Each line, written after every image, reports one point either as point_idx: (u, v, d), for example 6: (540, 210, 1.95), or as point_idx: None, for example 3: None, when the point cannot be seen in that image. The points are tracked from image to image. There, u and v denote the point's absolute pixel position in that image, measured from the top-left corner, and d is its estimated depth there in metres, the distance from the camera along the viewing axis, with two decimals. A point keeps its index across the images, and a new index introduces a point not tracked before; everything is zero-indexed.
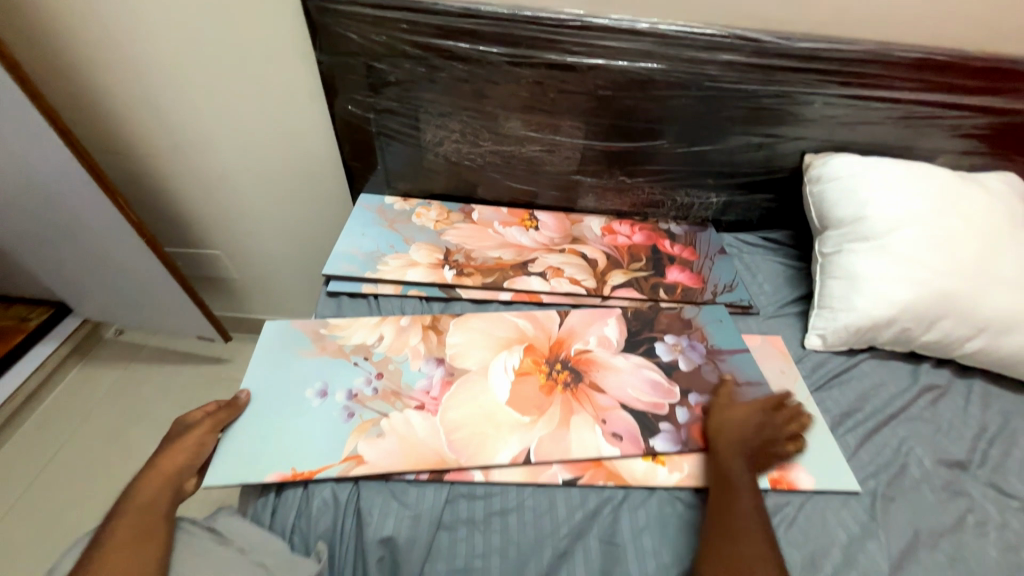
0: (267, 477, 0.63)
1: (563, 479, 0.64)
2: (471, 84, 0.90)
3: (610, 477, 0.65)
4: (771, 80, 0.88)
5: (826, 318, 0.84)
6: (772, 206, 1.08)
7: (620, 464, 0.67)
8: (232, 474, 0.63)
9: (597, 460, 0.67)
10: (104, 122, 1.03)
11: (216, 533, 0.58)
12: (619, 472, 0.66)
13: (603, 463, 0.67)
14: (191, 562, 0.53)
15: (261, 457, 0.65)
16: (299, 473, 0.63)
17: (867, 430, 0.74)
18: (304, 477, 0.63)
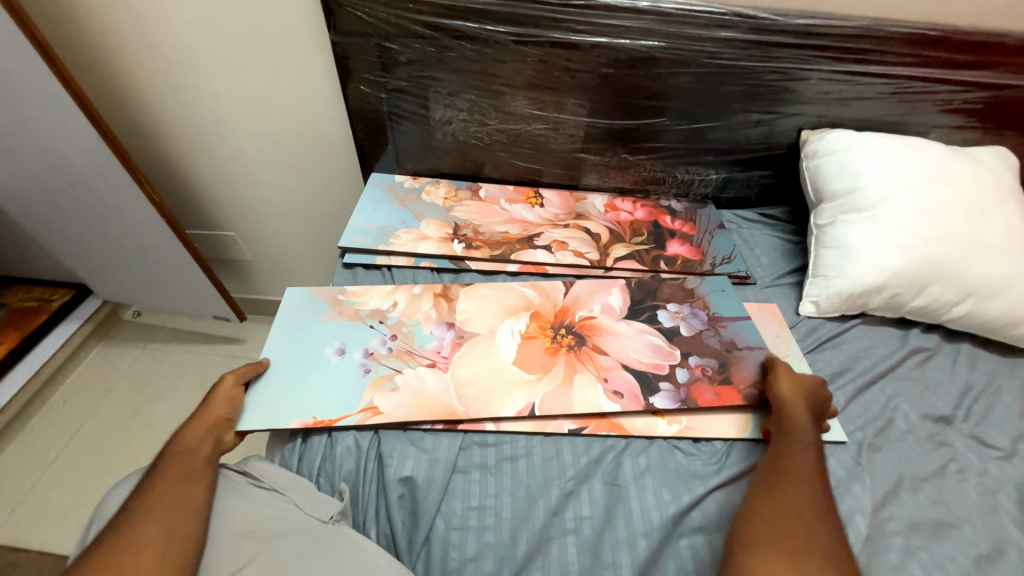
0: (288, 424, 0.68)
1: (569, 430, 0.69)
2: (479, 63, 0.94)
3: (612, 429, 0.70)
4: (768, 57, 0.91)
5: (820, 286, 0.88)
6: (770, 183, 1.11)
7: (622, 418, 0.71)
8: (256, 421, 0.68)
9: (600, 414, 0.71)
10: (126, 104, 1.07)
11: (247, 475, 0.62)
12: (622, 424, 0.70)
13: (606, 416, 0.71)
14: (228, 498, 0.58)
15: (282, 406, 0.70)
16: (318, 420, 0.68)
17: (857, 387, 0.78)
18: (324, 425, 0.67)
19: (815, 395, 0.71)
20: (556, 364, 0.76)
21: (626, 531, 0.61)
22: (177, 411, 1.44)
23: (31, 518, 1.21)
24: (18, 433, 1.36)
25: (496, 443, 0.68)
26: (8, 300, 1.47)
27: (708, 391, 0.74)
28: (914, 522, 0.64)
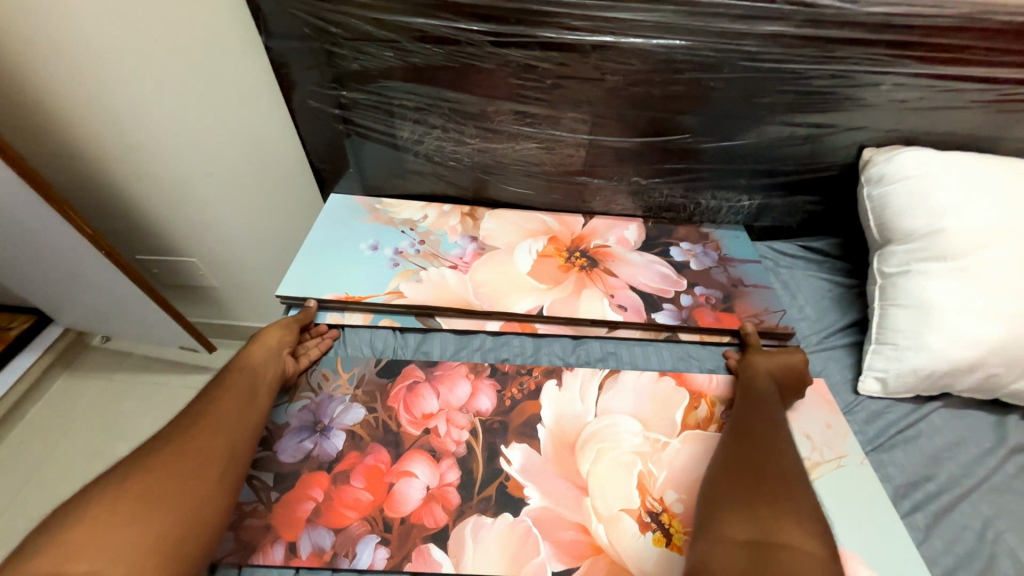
0: (323, 295, 0.75)
1: (552, 572, 0.53)
2: (451, 71, 0.75)
3: (611, 570, 0.53)
4: (826, 57, 0.70)
5: (887, 357, 0.68)
6: (818, 209, 0.90)
7: (625, 551, 0.54)
8: (296, 288, 0.76)
9: (596, 546, 0.54)
10: (42, 124, 0.90)
11: None
12: (624, 561, 0.54)
13: (603, 549, 0.54)
14: None
15: (320, 283, 0.77)
16: (350, 296, 0.75)
17: (940, 506, 0.59)
18: (354, 300, 0.75)
19: (785, 369, 0.67)
20: (568, 278, 0.80)
21: None
22: None
23: None
24: None
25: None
26: None
27: (709, 315, 0.76)
28: None
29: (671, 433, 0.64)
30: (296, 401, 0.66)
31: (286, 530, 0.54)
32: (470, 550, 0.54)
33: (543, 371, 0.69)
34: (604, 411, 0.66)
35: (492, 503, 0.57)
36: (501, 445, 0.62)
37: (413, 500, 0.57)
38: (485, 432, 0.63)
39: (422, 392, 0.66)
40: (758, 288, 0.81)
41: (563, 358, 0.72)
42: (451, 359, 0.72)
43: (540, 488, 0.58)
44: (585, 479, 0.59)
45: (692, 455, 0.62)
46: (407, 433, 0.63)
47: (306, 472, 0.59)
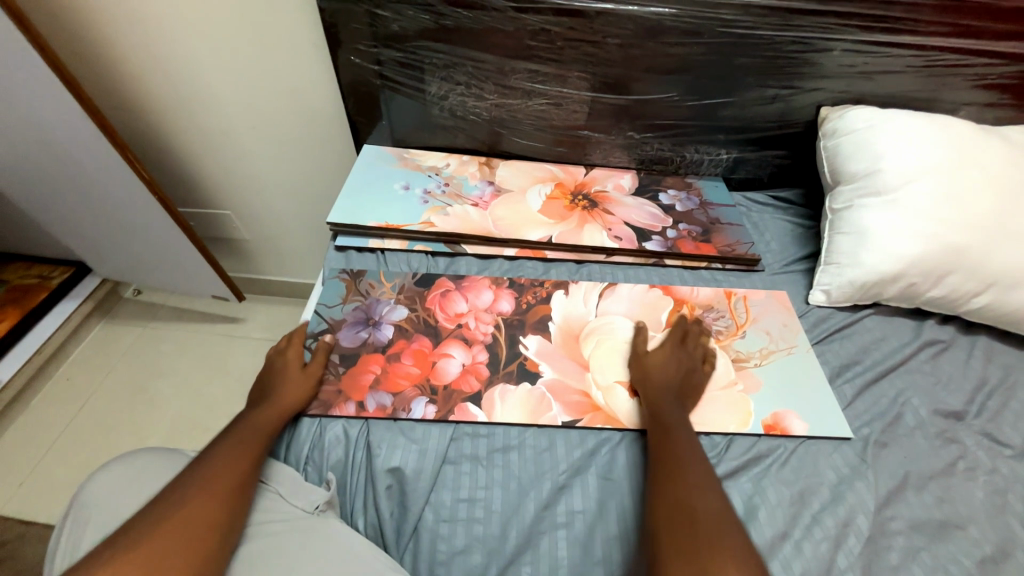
0: (367, 223, 0.89)
1: (563, 422, 0.68)
2: (476, 32, 0.88)
3: (607, 421, 0.69)
4: (788, 25, 0.84)
5: (832, 274, 0.84)
6: (785, 163, 1.05)
7: (618, 410, 0.70)
8: (344, 217, 0.89)
9: (596, 405, 0.70)
10: (112, 76, 1.03)
11: None
12: (617, 416, 0.69)
13: (601, 408, 0.70)
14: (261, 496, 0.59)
15: (363, 214, 0.90)
16: (390, 224, 0.89)
17: (864, 380, 0.75)
18: (393, 228, 0.88)
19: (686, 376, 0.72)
20: (572, 215, 0.94)
21: (618, 527, 0.60)
22: (179, 391, 1.43)
23: (39, 492, 1.23)
24: (22, 410, 1.36)
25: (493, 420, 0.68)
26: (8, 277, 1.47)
27: (690, 245, 0.91)
28: (917, 521, 0.62)
29: (657, 329, 0.79)
30: (350, 304, 0.80)
31: (353, 393, 0.69)
32: (499, 406, 0.69)
33: (553, 285, 0.84)
34: (603, 313, 0.81)
35: (514, 375, 0.72)
36: (521, 335, 0.77)
37: (452, 372, 0.71)
38: (506, 327, 0.78)
39: (454, 297, 0.81)
40: (732, 226, 0.96)
41: (570, 274, 0.87)
42: (476, 275, 0.86)
43: (552, 365, 0.74)
44: (587, 360, 0.74)
45: None
46: (444, 326, 0.77)
47: (365, 352, 0.74)
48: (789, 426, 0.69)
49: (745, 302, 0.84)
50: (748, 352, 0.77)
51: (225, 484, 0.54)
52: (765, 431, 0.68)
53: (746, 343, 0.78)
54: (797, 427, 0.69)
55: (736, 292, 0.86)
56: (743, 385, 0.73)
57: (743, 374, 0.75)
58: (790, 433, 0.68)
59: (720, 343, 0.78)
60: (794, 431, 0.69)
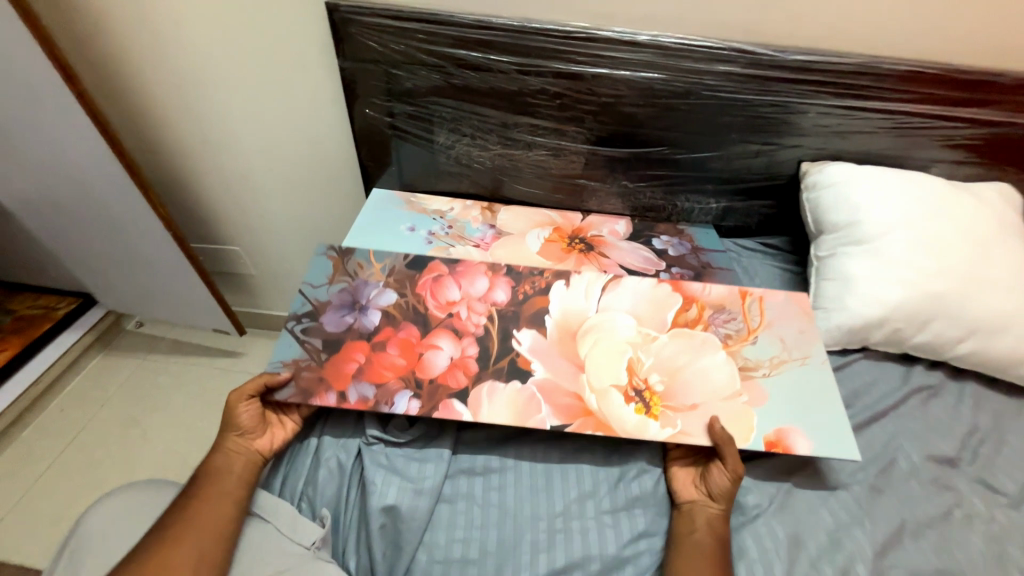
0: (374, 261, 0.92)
1: (552, 425, 0.69)
2: (481, 90, 0.96)
3: (599, 426, 0.69)
4: (767, 90, 0.92)
5: (820, 318, 0.87)
6: (771, 212, 1.10)
7: (611, 415, 0.70)
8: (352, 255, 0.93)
9: (588, 411, 0.70)
10: (145, 123, 1.11)
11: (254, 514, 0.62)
12: (609, 422, 0.70)
13: (593, 413, 0.70)
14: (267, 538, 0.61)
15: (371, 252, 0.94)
16: None
17: (855, 423, 0.77)
18: None
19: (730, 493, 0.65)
20: (570, 258, 0.98)
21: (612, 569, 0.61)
22: (173, 424, 1.42)
23: (18, 528, 1.19)
24: (13, 441, 1.34)
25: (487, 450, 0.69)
26: (16, 306, 1.49)
27: None
28: (917, 571, 0.62)
29: (660, 329, 0.79)
30: (336, 285, 0.83)
31: (337, 381, 0.70)
32: (487, 404, 0.70)
33: (553, 275, 0.86)
34: (606, 308, 0.81)
35: (504, 372, 0.73)
36: (514, 329, 0.78)
37: (439, 365, 0.73)
38: None
39: (446, 284, 0.84)
40: (723, 271, 1.00)
41: None
42: None
43: None
44: (584, 361, 0.75)
45: (675, 347, 0.77)
46: (434, 314, 0.79)
47: (350, 339, 0.75)
48: (792, 445, 0.69)
49: (760, 304, 0.85)
50: (757, 360, 0.78)
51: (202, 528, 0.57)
52: (764, 447, 0.68)
53: (753, 350, 0.79)
54: (800, 445, 0.69)
55: (751, 293, 0.87)
56: (745, 395, 0.73)
57: (748, 385, 0.75)
58: (792, 451, 0.68)
59: (727, 348, 0.78)
60: (797, 450, 0.68)
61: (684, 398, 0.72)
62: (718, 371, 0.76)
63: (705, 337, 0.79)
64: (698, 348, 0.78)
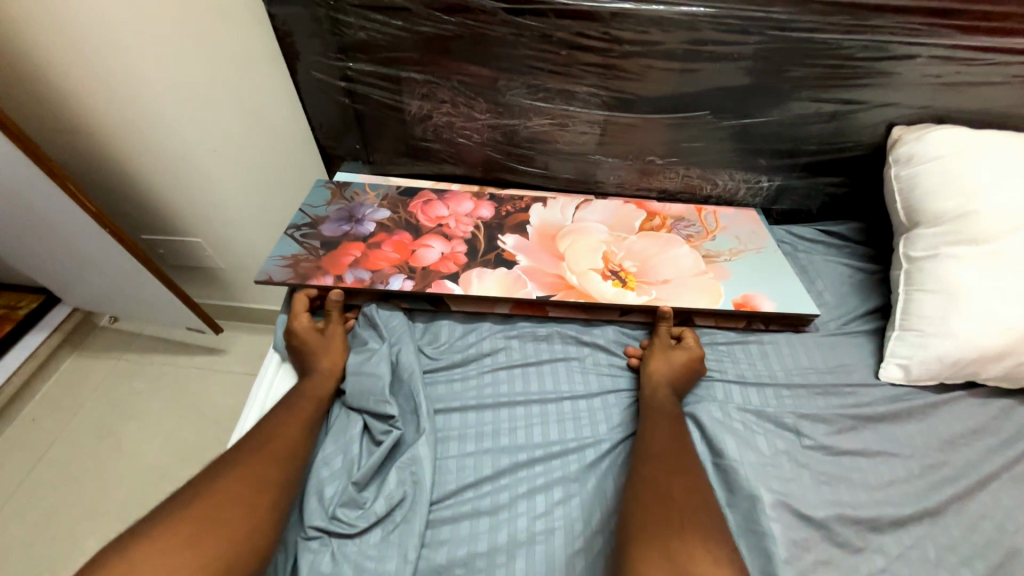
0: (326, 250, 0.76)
1: (538, 296, 0.70)
2: (461, 41, 0.72)
3: (581, 296, 0.70)
4: (859, 26, 0.66)
5: (910, 344, 0.66)
6: (839, 192, 0.87)
7: (592, 287, 0.72)
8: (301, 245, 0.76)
9: (568, 283, 0.72)
10: (41, 95, 0.86)
11: None
12: (590, 292, 0.71)
13: (574, 286, 0.72)
14: None
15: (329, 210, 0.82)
16: (358, 234, 0.78)
17: (958, 490, 0.57)
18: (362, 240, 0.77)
19: (692, 364, 0.66)
20: (575, 235, 0.80)
21: None
22: (150, 434, 1.25)
23: None
24: None
25: (466, 540, 0.54)
26: None
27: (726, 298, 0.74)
28: None
29: (630, 232, 0.81)
30: (335, 203, 0.83)
31: (333, 268, 0.73)
32: (476, 283, 0.71)
33: (541, 213, 0.83)
34: (581, 219, 0.82)
35: (491, 263, 0.75)
36: (499, 234, 0.79)
37: (431, 258, 0.74)
38: (497, 417, 0.64)
39: (436, 204, 0.84)
40: (748, 241, 0.81)
41: (577, 340, 0.71)
42: (459, 343, 0.70)
43: (554, 473, 0.59)
44: (563, 252, 0.76)
45: (646, 243, 0.79)
46: (425, 226, 0.80)
47: (346, 241, 0.77)
48: (758, 303, 0.71)
49: (714, 214, 0.85)
50: (717, 250, 0.79)
51: (211, 523, 0.47)
52: (734, 306, 0.71)
53: (716, 244, 0.80)
54: (766, 304, 0.72)
55: (705, 207, 0.87)
56: (712, 273, 0.75)
57: (712, 266, 0.77)
58: (760, 310, 0.71)
59: (690, 244, 0.80)
60: (764, 307, 0.71)
61: (656, 274, 0.75)
62: (684, 257, 0.78)
63: (671, 236, 0.81)
64: (665, 244, 0.79)
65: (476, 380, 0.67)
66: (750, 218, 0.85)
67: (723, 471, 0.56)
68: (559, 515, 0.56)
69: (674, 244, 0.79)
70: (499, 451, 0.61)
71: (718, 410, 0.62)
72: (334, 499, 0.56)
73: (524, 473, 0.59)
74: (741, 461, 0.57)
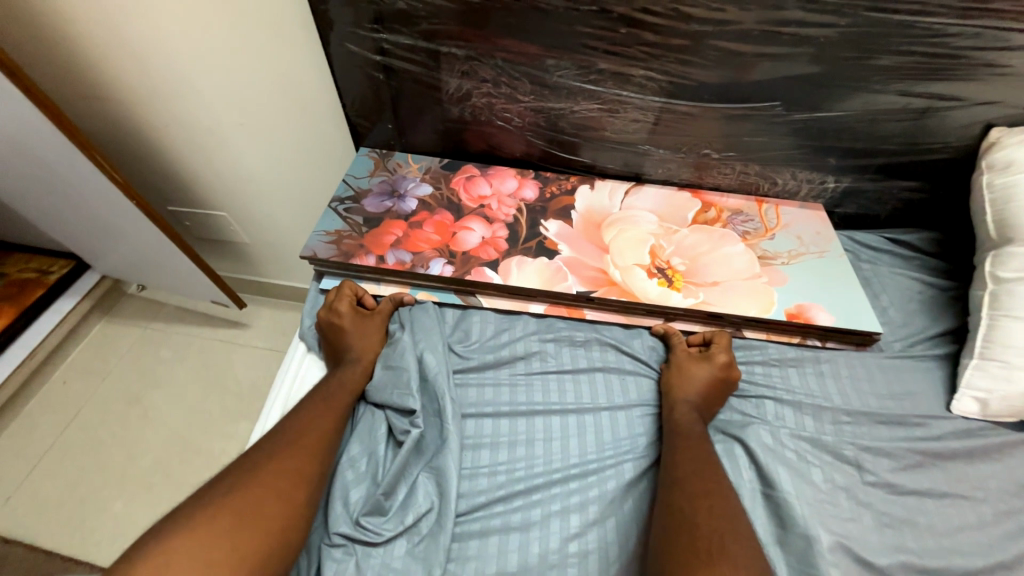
0: (366, 231, 0.73)
1: (578, 292, 0.67)
2: (508, 12, 0.65)
3: (622, 295, 0.67)
4: (973, 10, 0.57)
5: (992, 377, 0.59)
6: (915, 197, 0.78)
7: (634, 285, 0.68)
8: (338, 223, 0.74)
9: (611, 280, 0.68)
10: (65, 59, 0.82)
11: None
12: (632, 290, 0.67)
13: (617, 283, 0.68)
14: None
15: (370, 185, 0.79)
16: (399, 213, 0.75)
17: None
18: (402, 219, 0.74)
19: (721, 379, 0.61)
20: (621, 225, 0.75)
21: None
22: (176, 404, 1.26)
23: (24, 511, 1.10)
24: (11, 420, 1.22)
25: (494, 557, 0.52)
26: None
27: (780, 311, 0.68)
28: None
29: (682, 224, 0.75)
30: (376, 177, 0.80)
31: (373, 247, 0.71)
32: (516, 272, 0.69)
33: (587, 199, 0.78)
34: (628, 208, 0.77)
35: (533, 250, 0.71)
36: (542, 219, 0.75)
37: (472, 241, 0.72)
38: (530, 426, 0.60)
39: (479, 182, 0.80)
40: (811, 243, 0.75)
41: (616, 349, 0.66)
42: (491, 342, 0.66)
43: (592, 494, 0.56)
44: (608, 244, 0.72)
45: (699, 237, 0.74)
46: (466, 205, 0.77)
47: (388, 218, 0.75)
48: (814, 316, 0.66)
49: (776, 210, 0.79)
50: (776, 251, 0.73)
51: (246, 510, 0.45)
52: (787, 318, 0.65)
53: (775, 244, 0.74)
54: (822, 317, 0.66)
55: (767, 200, 0.81)
56: (767, 277, 0.70)
57: (768, 269, 0.71)
58: (814, 323, 0.65)
59: (746, 242, 0.74)
60: (820, 321, 0.66)
61: (705, 275, 0.70)
62: (739, 257, 0.72)
63: (726, 231, 0.75)
64: (718, 240, 0.74)
65: (509, 385, 0.63)
66: (815, 217, 0.79)
67: (775, 505, 0.53)
68: (593, 538, 0.53)
69: (729, 241, 0.74)
70: (531, 464, 0.58)
71: (769, 436, 0.58)
72: (359, 504, 0.54)
73: (558, 489, 0.56)
74: (796, 496, 0.53)
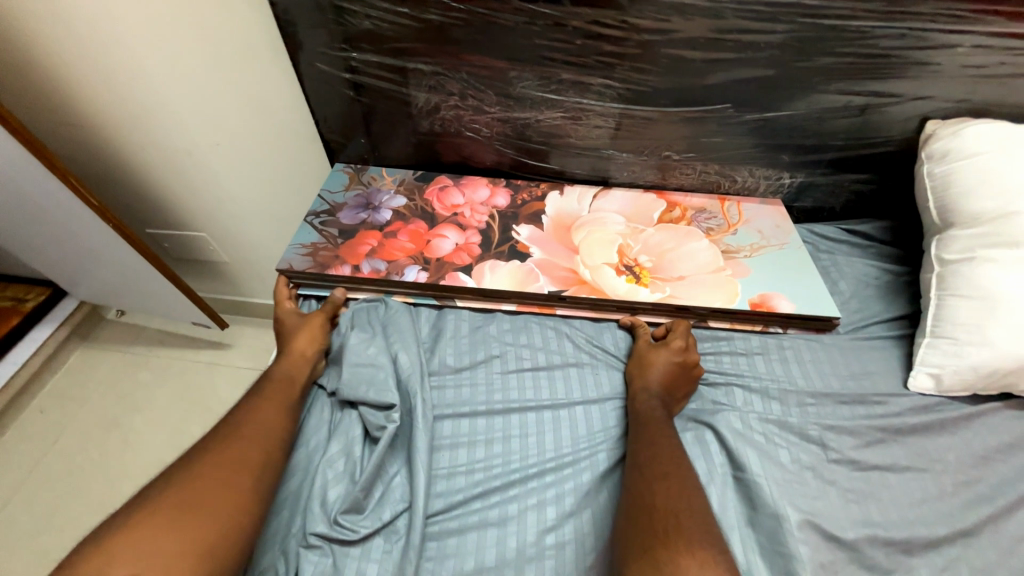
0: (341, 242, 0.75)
1: (549, 291, 0.69)
2: (470, 28, 0.68)
3: (592, 292, 0.69)
4: (896, 13, 0.62)
5: (944, 353, 0.62)
6: (866, 189, 0.83)
7: (604, 282, 0.70)
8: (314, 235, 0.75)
9: (581, 278, 0.70)
10: (37, 88, 0.83)
11: None
12: (602, 288, 0.70)
13: (587, 281, 0.70)
14: None
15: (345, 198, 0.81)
16: (374, 224, 0.77)
17: (994, 509, 0.55)
18: (377, 229, 0.76)
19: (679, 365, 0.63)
20: (590, 226, 0.78)
21: None
22: (157, 427, 1.24)
23: None
24: None
25: (473, 552, 0.52)
26: None
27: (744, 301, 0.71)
28: None
29: (648, 223, 0.78)
30: (352, 191, 0.82)
31: (349, 258, 0.72)
32: (489, 275, 0.71)
33: (557, 204, 0.81)
34: (597, 210, 0.80)
35: (506, 254, 0.73)
36: (514, 224, 0.77)
37: (445, 248, 0.74)
38: (506, 424, 0.61)
39: (451, 191, 0.82)
40: (770, 236, 0.78)
41: (589, 347, 0.68)
42: (465, 345, 0.67)
43: (568, 486, 0.57)
44: (577, 245, 0.75)
45: (664, 235, 0.77)
46: (439, 214, 0.79)
47: (363, 229, 0.76)
48: (775, 305, 0.69)
49: (737, 206, 0.82)
50: (738, 245, 0.76)
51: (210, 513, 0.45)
52: (750, 308, 0.68)
53: (737, 238, 0.77)
54: (784, 305, 0.69)
55: (729, 198, 0.84)
56: (730, 270, 0.73)
57: (731, 262, 0.74)
58: (776, 312, 0.68)
59: (710, 237, 0.77)
60: (781, 309, 0.68)
61: (671, 270, 0.72)
62: (703, 252, 0.75)
63: (690, 228, 0.78)
64: (683, 237, 0.77)
65: (485, 384, 0.64)
66: (774, 211, 0.82)
67: (745, 486, 0.55)
68: (569, 530, 0.54)
69: (692, 237, 0.77)
70: (508, 460, 0.59)
71: (738, 421, 0.60)
72: (337, 505, 0.54)
73: (535, 483, 0.57)
74: (765, 477, 0.55)
